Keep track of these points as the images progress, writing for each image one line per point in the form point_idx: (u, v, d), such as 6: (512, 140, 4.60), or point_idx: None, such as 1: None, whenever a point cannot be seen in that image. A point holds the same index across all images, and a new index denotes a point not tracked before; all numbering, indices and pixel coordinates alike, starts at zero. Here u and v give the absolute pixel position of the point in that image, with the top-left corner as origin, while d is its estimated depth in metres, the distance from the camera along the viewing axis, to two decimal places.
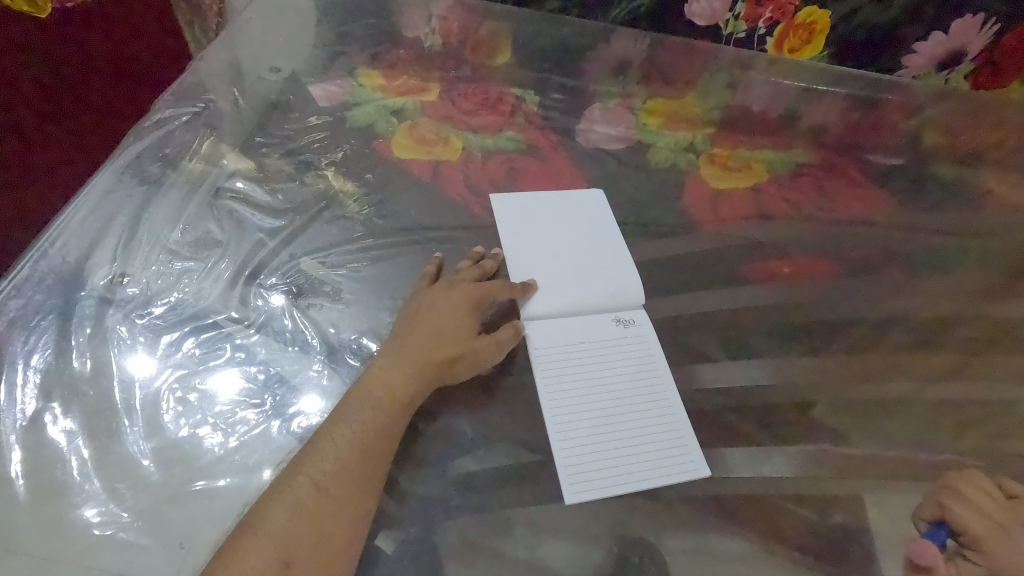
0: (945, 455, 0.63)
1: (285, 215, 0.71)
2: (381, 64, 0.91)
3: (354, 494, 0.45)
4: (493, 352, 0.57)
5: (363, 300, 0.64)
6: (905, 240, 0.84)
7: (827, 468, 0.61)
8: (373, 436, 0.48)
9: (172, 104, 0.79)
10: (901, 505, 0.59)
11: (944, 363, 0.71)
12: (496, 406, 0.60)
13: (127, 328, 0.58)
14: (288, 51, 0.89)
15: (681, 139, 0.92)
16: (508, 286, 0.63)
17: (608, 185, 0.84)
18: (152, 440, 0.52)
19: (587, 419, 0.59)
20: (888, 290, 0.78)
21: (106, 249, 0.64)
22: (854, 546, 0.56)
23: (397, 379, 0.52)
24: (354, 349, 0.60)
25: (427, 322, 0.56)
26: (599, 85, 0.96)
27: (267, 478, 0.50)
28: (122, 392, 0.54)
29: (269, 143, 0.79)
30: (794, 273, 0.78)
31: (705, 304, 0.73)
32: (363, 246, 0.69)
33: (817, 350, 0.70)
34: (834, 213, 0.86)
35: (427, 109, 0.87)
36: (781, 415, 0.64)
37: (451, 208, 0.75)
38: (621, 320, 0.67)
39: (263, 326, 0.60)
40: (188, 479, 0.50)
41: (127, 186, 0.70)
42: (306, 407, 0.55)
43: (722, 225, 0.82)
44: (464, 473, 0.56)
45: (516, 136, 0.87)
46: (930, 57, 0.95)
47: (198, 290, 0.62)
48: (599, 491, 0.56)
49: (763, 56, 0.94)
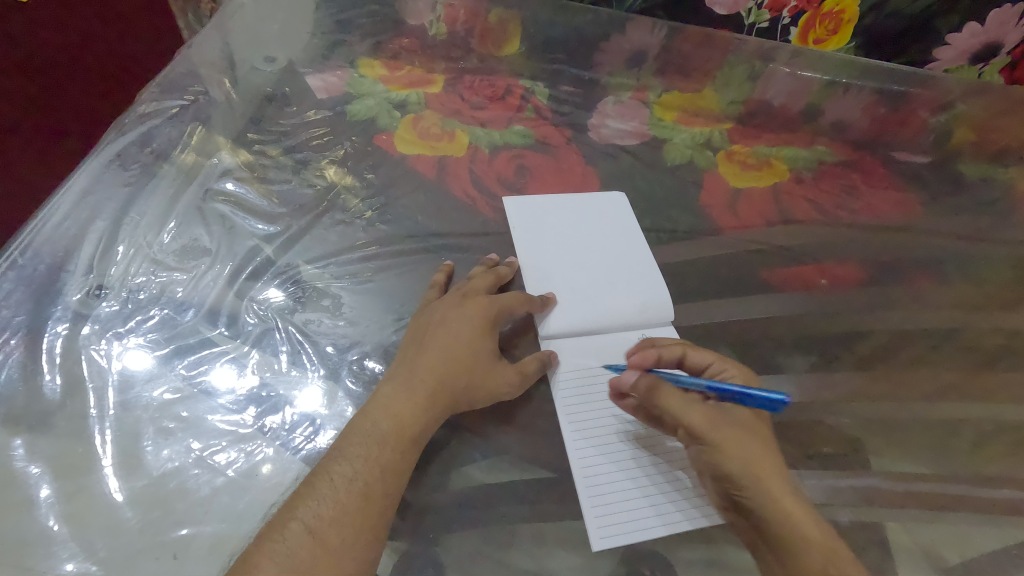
0: (988, 480, 0.58)
1: (281, 220, 0.65)
2: (383, 54, 0.85)
3: (353, 544, 0.41)
4: (514, 382, 0.52)
5: (366, 315, 0.59)
6: (938, 243, 0.79)
7: (865, 497, 0.55)
8: (377, 475, 0.44)
9: (157, 96, 0.73)
10: (940, 537, 0.54)
11: (984, 383, 0.66)
12: (507, 428, 0.55)
13: (103, 348, 0.53)
14: (282, 39, 0.83)
15: (699, 134, 0.86)
16: (527, 298, 0.58)
17: (625, 185, 0.79)
18: (130, 477, 0.47)
19: (615, 451, 0.53)
20: (924, 299, 0.72)
21: (80, 259, 0.58)
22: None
23: (407, 410, 0.47)
24: (355, 371, 0.55)
25: (439, 343, 0.51)
26: (613, 76, 0.90)
27: (257, 523, 0.45)
28: (96, 420, 0.49)
29: (262, 139, 0.73)
30: (823, 281, 0.73)
31: (731, 315, 0.68)
32: (365, 254, 0.64)
33: (851, 365, 0.65)
34: (864, 215, 0.80)
35: (432, 102, 0.81)
36: (822, 447, 0.58)
37: (459, 210, 0.70)
38: (649, 339, 0.62)
39: (256, 345, 0.55)
40: (168, 525, 0.45)
41: (105, 186, 0.64)
42: (303, 438, 0.50)
43: (745, 229, 0.76)
44: (471, 503, 0.51)
45: (526, 131, 0.81)
46: (963, 50, 0.89)
47: (183, 305, 0.57)
48: (631, 535, 0.49)
49: (787, 46, 0.86)
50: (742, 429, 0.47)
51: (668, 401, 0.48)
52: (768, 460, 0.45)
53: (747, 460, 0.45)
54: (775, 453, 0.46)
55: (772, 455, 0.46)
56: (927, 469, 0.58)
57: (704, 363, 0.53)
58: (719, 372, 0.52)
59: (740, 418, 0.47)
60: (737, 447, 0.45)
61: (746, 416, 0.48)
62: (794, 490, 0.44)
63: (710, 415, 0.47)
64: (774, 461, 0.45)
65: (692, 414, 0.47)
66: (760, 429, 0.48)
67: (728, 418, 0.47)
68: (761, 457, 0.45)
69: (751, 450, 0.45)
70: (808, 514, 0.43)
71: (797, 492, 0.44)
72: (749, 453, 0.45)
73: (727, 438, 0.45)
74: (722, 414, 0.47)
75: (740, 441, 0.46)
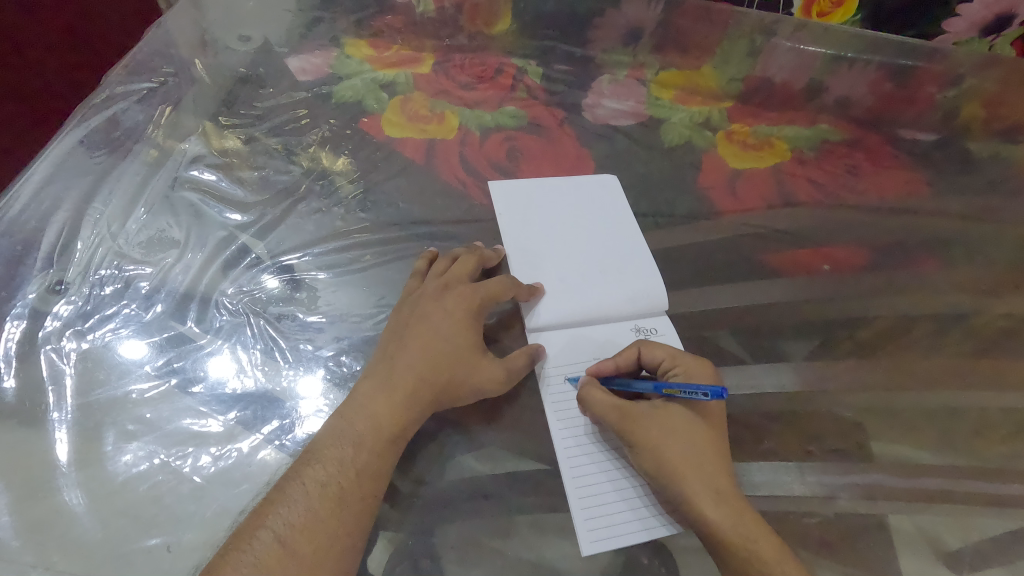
0: (998, 472, 0.56)
1: (254, 209, 0.63)
2: (365, 32, 0.81)
3: (325, 552, 0.39)
4: (498, 378, 0.49)
5: (344, 308, 0.57)
6: (946, 224, 0.75)
7: (863, 490, 0.53)
8: (351, 478, 0.42)
9: (123, 79, 0.70)
10: (940, 527, 0.52)
11: (989, 369, 0.63)
12: (493, 427, 0.52)
13: (64, 347, 0.51)
14: (258, 19, 0.79)
15: (696, 113, 0.82)
16: (513, 284, 0.55)
17: (620, 167, 0.75)
18: (90, 484, 0.45)
19: (603, 447, 0.51)
20: (931, 283, 0.69)
21: (40, 252, 0.56)
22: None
23: (383, 409, 0.45)
24: (332, 369, 0.52)
25: (417, 338, 0.49)
26: (608, 54, 0.86)
27: (224, 532, 0.44)
28: (56, 423, 0.47)
29: (236, 124, 0.70)
30: (827, 265, 0.70)
31: (728, 302, 0.65)
32: (344, 244, 0.61)
33: (853, 353, 0.62)
34: (866, 195, 0.77)
35: (420, 82, 0.78)
36: (826, 440, 0.56)
37: (447, 196, 0.67)
38: (641, 330, 0.59)
39: (225, 342, 0.53)
40: (131, 534, 0.43)
41: (67, 175, 0.61)
42: (274, 439, 0.48)
43: (745, 213, 0.73)
44: (454, 505, 0.48)
45: (518, 112, 0.78)
46: (974, 21, 0.83)
47: (149, 301, 0.54)
48: (621, 538, 0.47)
49: (790, 20, 0.81)
50: (667, 428, 0.47)
51: (595, 406, 0.49)
52: (689, 463, 0.45)
53: (663, 464, 0.46)
54: (702, 450, 0.46)
55: (697, 452, 0.46)
56: (935, 461, 0.56)
57: (654, 362, 0.52)
58: (669, 369, 0.51)
59: (665, 418, 0.47)
60: (653, 452, 0.46)
61: (675, 413, 0.48)
62: (718, 489, 0.44)
63: (631, 419, 0.48)
64: (698, 459, 0.46)
65: (615, 419, 0.48)
66: (690, 424, 0.47)
67: (651, 419, 0.47)
68: (681, 459, 0.45)
69: (671, 453, 0.46)
70: (730, 513, 0.44)
71: (723, 488, 0.45)
72: (664, 458, 0.46)
73: (646, 442, 0.47)
74: (646, 416, 0.48)
75: (658, 443, 0.46)
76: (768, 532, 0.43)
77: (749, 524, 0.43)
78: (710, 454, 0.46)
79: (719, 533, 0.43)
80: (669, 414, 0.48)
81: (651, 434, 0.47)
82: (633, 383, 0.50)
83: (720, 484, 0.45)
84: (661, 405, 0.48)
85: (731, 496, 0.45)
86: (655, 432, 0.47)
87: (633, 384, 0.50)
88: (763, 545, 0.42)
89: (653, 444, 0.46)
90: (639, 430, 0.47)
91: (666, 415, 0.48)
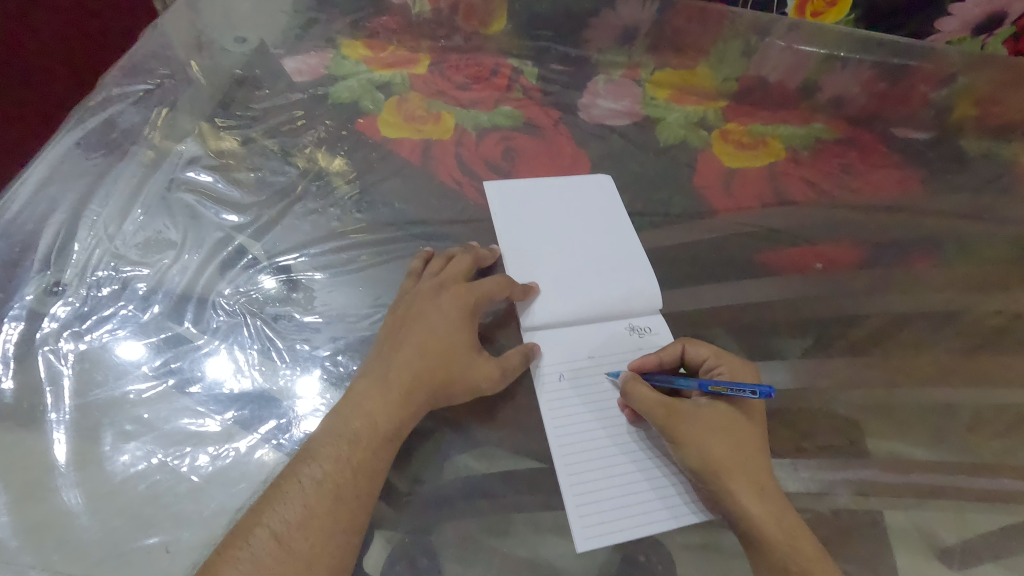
0: (992, 467, 0.56)
1: (250, 210, 0.63)
2: (361, 33, 0.81)
3: (323, 549, 0.39)
4: (493, 376, 0.50)
5: (340, 309, 0.57)
6: (938, 223, 0.76)
7: (856, 486, 0.54)
8: (348, 476, 0.42)
9: (119, 81, 0.70)
10: (932, 522, 0.52)
11: (979, 366, 0.63)
12: (489, 425, 0.53)
13: (61, 347, 0.51)
14: (253, 20, 0.79)
15: (691, 113, 0.83)
16: (508, 284, 0.55)
17: (615, 167, 0.76)
18: (88, 484, 0.45)
19: (599, 446, 0.51)
20: (923, 281, 0.70)
21: (37, 254, 0.56)
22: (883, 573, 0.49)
23: (380, 408, 0.45)
24: (328, 369, 0.53)
25: (413, 337, 0.49)
26: (603, 54, 0.86)
27: (221, 531, 0.44)
28: (54, 424, 0.48)
29: (232, 125, 0.70)
30: (821, 263, 0.70)
31: (723, 300, 0.65)
32: (340, 244, 0.62)
33: (846, 351, 0.63)
34: (859, 194, 0.78)
35: (416, 83, 0.78)
36: (819, 437, 0.56)
37: (444, 196, 0.67)
38: (636, 328, 0.60)
39: (222, 342, 0.53)
40: (128, 534, 0.43)
41: (64, 177, 0.62)
42: (271, 438, 0.48)
43: (740, 212, 0.73)
44: (451, 503, 0.49)
45: (514, 112, 0.78)
46: (966, 21, 0.83)
47: (145, 302, 0.55)
48: (618, 534, 0.47)
49: (784, 20, 0.81)
50: (713, 426, 0.48)
51: (639, 402, 0.50)
52: (735, 460, 0.46)
53: (710, 461, 0.46)
54: (747, 448, 0.47)
55: (742, 451, 0.47)
56: (927, 457, 0.56)
57: (699, 359, 0.53)
58: (713, 367, 0.52)
59: (713, 416, 0.48)
60: (700, 449, 0.47)
61: (721, 411, 0.48)
62: (762, 487, 0.46)
63: (678, 416, 0.48)
64: (743, 457, 0.47)
65: (661, 417, 0.49)
66: (736, 423, 0.48)
67: (697, 416, 0.48)
68: (728, 457, 0.46)
69: (718, 451, 0.46)
70: (772, 510, 0.45)
71: (766, 487, 0.46)
72: (712, 455, 0.46)
73: (693, 439, 0.47)
74: (693, 413, 0.48)
75: (706, 439, 0.47)
76: (806, 530, 0.45)
77: (788, 522, 0.45)
78: (754, 452, 0.47)
79: (763, 529, 0.44)
80: (713, 412, 0.48)
81: (698, 432, 0.47)
82: (676, 379, 0.51)
83: (762, 482, 0.46)
84: (708, 403, 0.49)
85: (772, 493, 0.46)
86: (703, 430, 0.47)
87: (675, 380, 0.51)
88: (803, 542, 0.44)
89: (700, 442, 0.47)
90: (685, 427, 0.48)
91: (714, 413, 0.48)
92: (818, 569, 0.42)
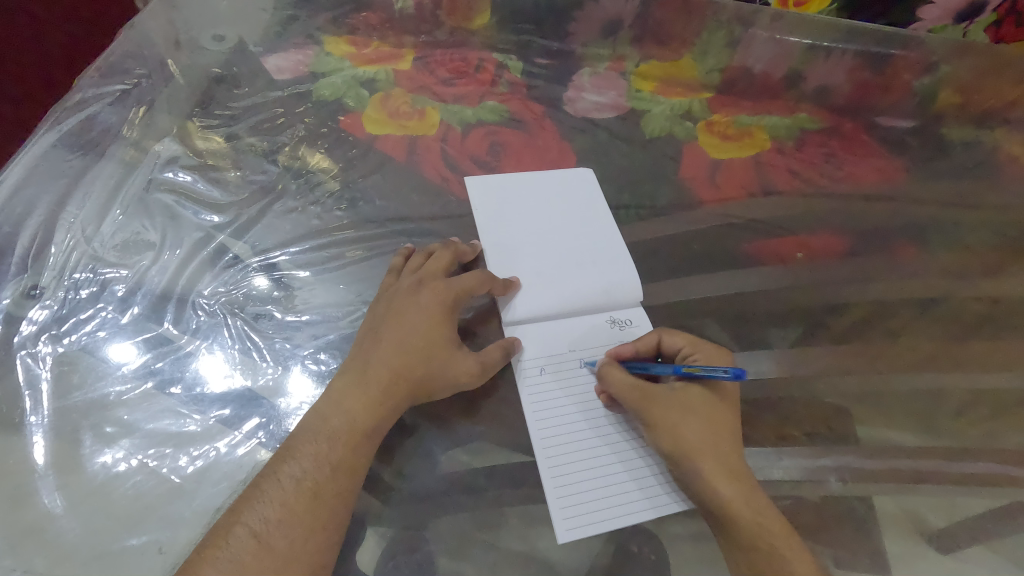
0: (970, 452, 0.57)
1: (229, 210, 0.63)
2: (341, 30, 0.81)
3: (301, 545, 0.39)
4: (474, 371, 0.50)
5: (323, 307, 0.57)
6: (921, 211, 0.76)
7: (839, 473, 0.54)
8: (326, 474, 0.42)
9: (96, 81, 0.70)
10: (915, 506, 0.53)
11: (961, 352, 0.64)
12: (472, 420, 0.53)
13: (39, 351, 0.51)
14: (234, 18, 0.78)
15: (677, 105, 0.83)
16: (488, 278, 0.55)
17: (599, 160, 0.76)
18: (67, 487, 0.45)
19: (580, 437, 0.52)
20: (906, 268, 0.70)
21: (14, 257, 0.56)
22: (866, 558, 0.50)
23: (358, 405, 0.46)
24: (310, 366, 0.53)
25: (392, 334, 0.49)
26: (587, 47, 0.86)
27: (202, 531, 0.44)
28: (33, 427, 0.47)
29: (211, 124, 0.70)
30: (805, 253, 0.71)
31: (708, 291, 0.66)
32: (321, 242, 0.62)
33: (829, 339, 0.63)
34: (843, 183, 0.78)
35: (400, 78, 0.78)
36: (802, 425, 0.57)
37: (426, 192, 0.67)
38: (616, 321, 0.60)
39: (203, 342, 0.53)
40: (109, 536, 0.44)
41: (41, 179, 0.61)
42: (254, 436, 0.49)
43: (724, 203, 0.74)
44: (436, 498, 0.49)
45: (498, 107, 0.78)
46: (948, 8, 0.83)
47: (124, 304, 0.54)
48: (597, 525, 0.48)
49: (767, 10, 0.81)
50: (685, 410, 0.48)
51: (614, 386, 0.51)
52: (703, 441, 0.47)
53: (678, 444, 0.47)
54: (720, 432, 0.48)
55: (712, 433, 0.47)
56: (909, 442, 0.57)
57: (674, 347, 0.54)
58: (688, 355, 0.53)
59: (685, 401, 0.49)
60: (670, 431, 0.48)
61: (695, 396, 0.49)
62: (730, 468, 0.46)
63: (651, 400, 0.49)
64: (712, 439, 0.47)
65: (636, 401, 0.50)
66: (708, 406, 0.49)
67: (668, 401, 0.49)
68: (698, 441, 0.47)
69: (687, 432, 0.47)
70: (741, 490, 0.45)
71: (737, 468, 0.46)
72: (680, 438, 0.47)
73: (664, 422, 0.48)
74: (666, 397, 0.49)
75: (677, 423, 0.48)
76: (776, 511, 0.45)
77: (758, 502, 0.45)
78: (727, 436, 0.48)
79: (730, 509, 0.45)
80: (686, 393, 0.49)
81: (668, 415, 0.48)
82: (652, 366, 0.52)
83: (732, 463, 0.47)
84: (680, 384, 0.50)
85: (744, 476, 0.46)
86: (672, 413, 0.48)
87: (651, 367, 0.52)
88: (771, 522, 0.44)
89: (669, 425, 0.48)
90: (656, 410, 0.49)
91: (684, 396, 0.49)
92: (786, 547, 0.43)
